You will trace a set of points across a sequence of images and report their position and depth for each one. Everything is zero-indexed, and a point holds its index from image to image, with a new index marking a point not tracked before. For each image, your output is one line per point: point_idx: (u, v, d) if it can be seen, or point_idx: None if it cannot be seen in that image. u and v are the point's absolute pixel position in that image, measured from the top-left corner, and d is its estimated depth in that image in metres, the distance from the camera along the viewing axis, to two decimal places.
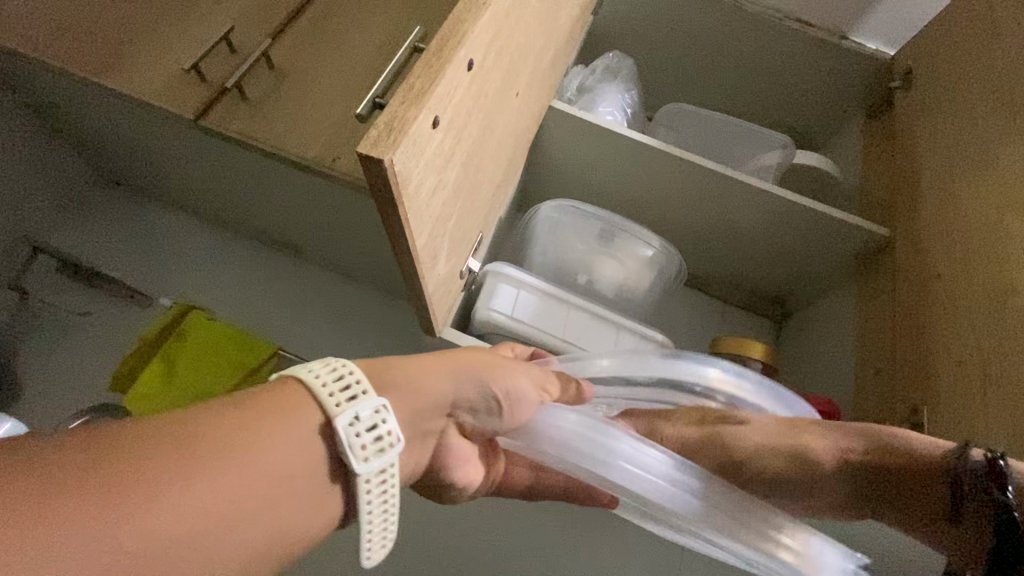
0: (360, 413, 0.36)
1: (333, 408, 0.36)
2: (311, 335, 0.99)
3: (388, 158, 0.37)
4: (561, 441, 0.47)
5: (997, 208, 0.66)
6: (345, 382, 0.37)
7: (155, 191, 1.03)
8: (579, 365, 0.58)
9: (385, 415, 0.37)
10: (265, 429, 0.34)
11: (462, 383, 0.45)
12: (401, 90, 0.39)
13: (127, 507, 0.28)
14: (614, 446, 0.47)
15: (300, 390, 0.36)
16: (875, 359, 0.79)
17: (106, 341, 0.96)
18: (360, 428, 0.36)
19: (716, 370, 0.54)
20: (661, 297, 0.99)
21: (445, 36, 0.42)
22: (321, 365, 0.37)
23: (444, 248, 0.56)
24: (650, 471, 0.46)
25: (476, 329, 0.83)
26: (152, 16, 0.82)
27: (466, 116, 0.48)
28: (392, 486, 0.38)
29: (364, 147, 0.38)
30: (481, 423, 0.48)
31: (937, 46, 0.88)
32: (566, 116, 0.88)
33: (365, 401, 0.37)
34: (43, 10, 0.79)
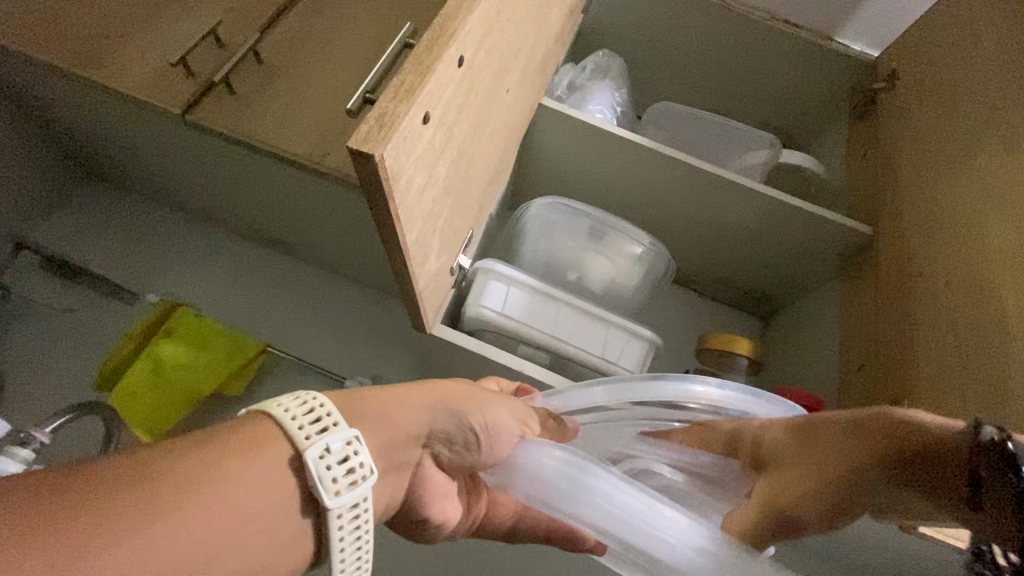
0: (331, 446, 0.36)
1: (303, 442, 0.35)
2: (301, 331, 0.99)
3: (378, 154, 0.37)
4: (543, 480, 0.45)
5: (976, 206, 0.68)
6: (315, 416, 0.36)
7: (141, 186, 1.02)
8: (565, 400, 0.56)
9: (358, 446, 0.36)
10: (233, 465, 0.33)
11: (437, 414, 0.45)
12: (392, 85, 0.39)
13: (88, 557, 0.27)
14: (599, 484, 0.43)
15: (270, 425, 0.36)
16: (857, 355, 0.81)
17: (93, 339, 0.95)
18: (331, 460, 0.35)
19: (703, 385, 0.52)
20: (650, 294, 0.99)
21: (435, 32, 0.42)
22: (291, 400, 0.37)
23: (434, 245, 0.56)
24: (634, 518, 0.41)
25: (466, 325, 0.83)
26: (139, 8, 0.81)
27: (456, 113, 0.48)
28: (365, 521, 0.37)
29: (354, 143, 0.38)
30: (456, 454, 0.49)
31: (920, 48, 0.90)
32: (556, 114, 0.88)
33: (336, 434, 0.36)
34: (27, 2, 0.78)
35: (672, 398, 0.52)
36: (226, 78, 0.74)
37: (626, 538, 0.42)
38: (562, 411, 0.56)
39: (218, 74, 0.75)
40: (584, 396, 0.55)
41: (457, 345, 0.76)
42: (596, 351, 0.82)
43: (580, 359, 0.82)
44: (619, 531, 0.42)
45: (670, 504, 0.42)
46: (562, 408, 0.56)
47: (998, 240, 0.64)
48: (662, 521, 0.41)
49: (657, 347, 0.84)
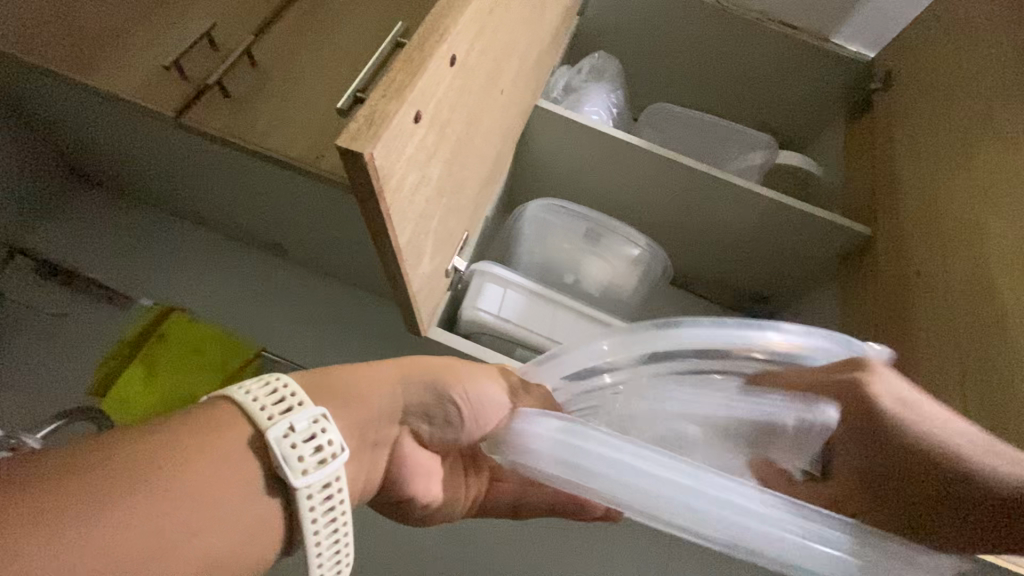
0: (295, 424, 0.37)
1: (266, 421, 0.36)
2: (296, 335, 0.98)
3: (367, 153, 0.36)
4: (541, 455, 0.42)
5: (974, 206, 0.68)
6: (279, 396, 0.37)
7: (136, 191, 1.01)
8: (569, 360, 0.51)
9: (325, 424, 0.37)
10: (198, 444, 0.34)
11: (410, 389, 0.46)
12: (382, 83, 0.39)
13: (61, 531, 0.28)
14: (600, 448, 0.42)
15: (232, 408, 0.37)
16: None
17: (85, 344, 0.94)
18: (297, 439, 0.36)
19: (774, 333, 0.51)
20: (647, 296, 0.99)
21: (427, 31, 0.42)
22: (255, 383, 0.38)
23: (428, 246, 0.55)
24: (641, 481, 0.41)
25: (462, 329, 0.83)
26: (133, 12, 0.81)
27: (448, 112, 0.48)
28: (339, 502, 0.38)
29: (344, 141, 0.37)
30: (437, 431, 0.49)
31: (917, 49, 0.90)
32: (552, 115, 0.88)
33: (301, 413, 0.37)
34: (22, 6, 0.78)
35: (743, 340, 0.50)
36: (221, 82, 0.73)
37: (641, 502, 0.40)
38: (567, 369, 0.51)
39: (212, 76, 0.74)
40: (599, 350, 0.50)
41: (453, 348, 0.76)
42: None
43: None
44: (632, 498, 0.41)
45: (685, 464, 0.42)
46: (566, 367, 0.51)
47: (997, 240, 0.63)
48: (689, 481, 0.41)
49: None
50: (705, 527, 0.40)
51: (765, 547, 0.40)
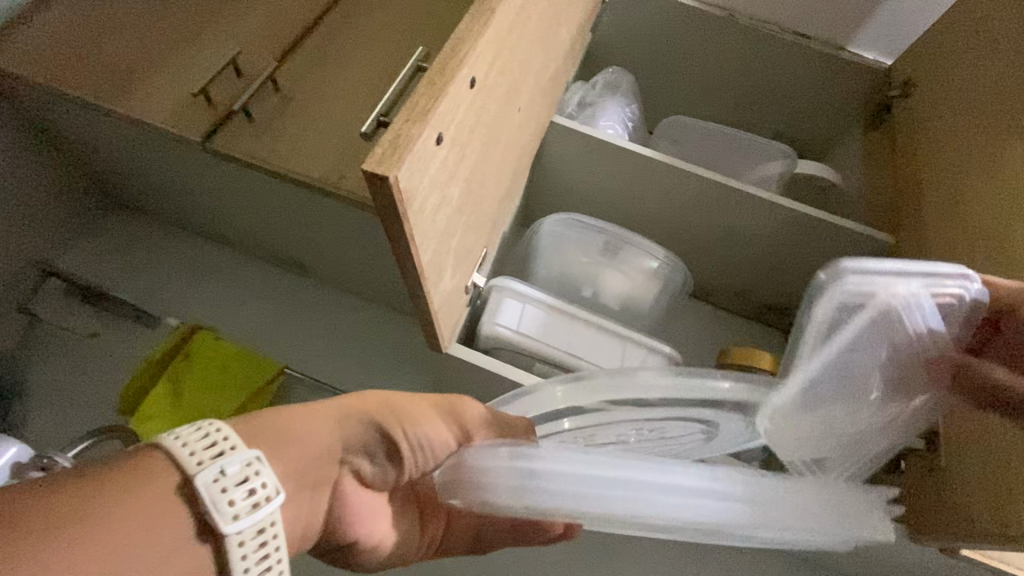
0: (226, 469, 0.35)
1: (194, 466, 0.35)
2: (317, 352, 0.99)
3: (392, 175, 0.37)
4: (494, 487, 0.40)
5: (998, 211, 0.66)
6: (211, 440, 0.36)
7: (164, 214, 1.05)
8: (530, 401, 0.55)
9: (258, 467, 0.36)
10: (121, 490, 0.33)
11: (351, 429, 0.47)
12: (406, 106, 0.40)
13: None
14: (553, 465, 0.40)
15: (160, 453, 0.35)
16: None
17: (114, 363, 0.96)
18: (229, 483, 0.35)
19: (723, 381, 0.54)
20: (666, 309, 0.98)
21: (447, 55, 0.43)
22: (186, 428, 0.36)
23: (449, 264, 0.56)
24: (600, 490, 0.40)
25: (481, 345, 0.83)
26: (162, 43, 0.84)
27: (468, 132, 0.48)
28: (273, 549, 0.36)
29: (369, 164, 0.38)
30: (379, 470, 0.50)
31: (935, 55, 0.89)
32: (568, 131, 0.89)
33: (234, 457, 0.36)
34: (60, 42, 0.82)
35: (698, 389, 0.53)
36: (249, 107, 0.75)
37: (609, 508, 0.40)
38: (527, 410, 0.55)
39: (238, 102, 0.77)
40: (546, 396, 0.54)
41: (472, 365, 0.75)
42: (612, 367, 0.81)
43: None
44: (595, 506, 0.40)
45: (639, 463, 0.41)
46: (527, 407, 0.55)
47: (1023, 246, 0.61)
48: (642, 477, 0.40)
49: (677, 362, 0.83)
50: (672, 514, 0.41)
51: (724, 521, 0.42)
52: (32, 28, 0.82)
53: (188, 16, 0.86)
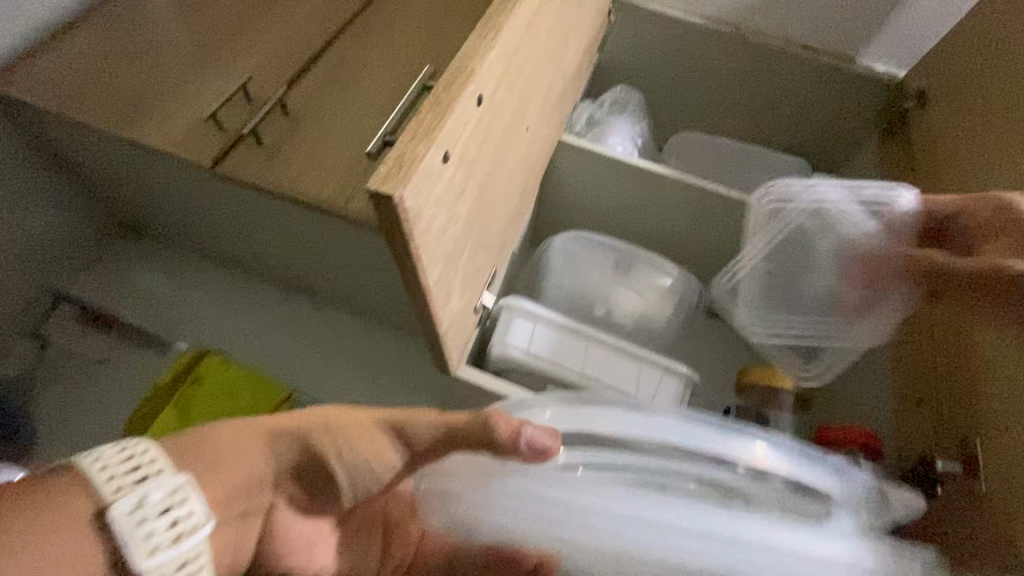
0: (146, 496, 0.44)
1: (115, 493, 0.43)
2: (325, 375, 0.98)
3: (397, 193, 0.36)
4: (460, 497, 0.58)
5: None
6: (135, 466, 0.45)
7: (175, 239, 1.05)
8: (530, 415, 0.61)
9: (178, 494, 0.45)
10: (48, 515, 0.42)
11: (278, 451, 0.52)
12: (410, 125, 0.39)
13: None
14: (503, 485, 0.57)
15: (84, 482, 0.43)
16: (912, 385, 0.75)
17: (123, 389, 0.95)
18: (149, 511, 0.43)
19: (757, 448, 0.60)
20: (681, 327, 0.95)
21: (452, 73, 0.42)
22: (111, 449, 0.45)
23: (457, 284, 0.54)
24: (530, 503, 0.56)
25: (492, 367, 0.81)
26: (173, 70, 0.85)
27: (476, 150, 0.47)
28: (194, 563, 0.45)
29: (374, 183, 0.36)
30: (314, 496, 0.54)
31: (949, 66, 0.88)
32: (576, 149, 0.89)
33: (154, 484, 0.44)
34: (75, 72, 0.83)
35: (732, 452, 0.60)
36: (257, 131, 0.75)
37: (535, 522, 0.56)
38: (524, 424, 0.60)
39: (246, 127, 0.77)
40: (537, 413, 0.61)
41: (484, 388, 0.73)
42: (629, 389, 0.78)
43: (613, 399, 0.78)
44: (528, 518, 0.56)
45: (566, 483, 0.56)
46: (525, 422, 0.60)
47: None
48: (563, 498, 0.55)
49: (694, 382, 0.80)
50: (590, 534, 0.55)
51: (633, 548, 0.54)
52: (48, 60, 0.84)
53: (200, 45, 0.88)
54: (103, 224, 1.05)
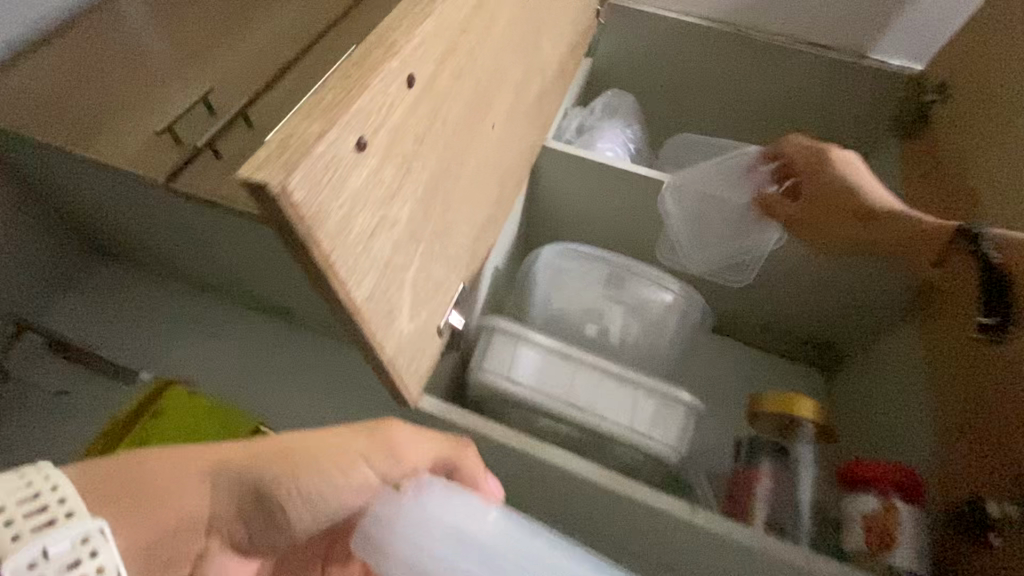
0: (50, 549, 0.31)
1: (7, 544, 0.30)
2: (298, 406, 0.91)
3: (280, 182, 0.28)
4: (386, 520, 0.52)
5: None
6: (37, 504, 0.32)
7: (151, 263, 0.99)
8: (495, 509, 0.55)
9: (95, 546, 0.32)
10: None
11: (220, 495, 0.48)
12: (309, 102, 0.31)
13: None
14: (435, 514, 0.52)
15: None
16: (956, 414, 0.65)
17: (85, 425, 0.88)
18: (51, 571, 0.30)
19: None
20: (684, 348, 0.86)
21: (371, 45, 0.35)
22: (5, 481, 0.32)
23: (403, 303, 0.46)
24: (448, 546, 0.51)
25: (473, 394, 0.73)
26: (134, 82, 0.80)
27: (413, 142, 0.40)
28: None
29: (247, 171, 0.28)
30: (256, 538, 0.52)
31: (974, 52, 0.79)
32: (562, 155, 0.82)
33: (63, 532, 0.32)
34: (32, 86, 0.78)
35: None
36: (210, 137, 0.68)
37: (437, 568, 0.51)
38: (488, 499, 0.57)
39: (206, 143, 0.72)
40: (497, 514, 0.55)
41: (453, 423, 0.62)
42: (624, 419, 0.68)
43: (605, 432, 0.68)
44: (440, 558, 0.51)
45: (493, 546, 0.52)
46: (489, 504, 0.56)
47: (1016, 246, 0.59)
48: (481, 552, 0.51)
49: (699, 411, 0.70)
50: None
51: None
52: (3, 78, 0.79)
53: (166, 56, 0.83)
54: (77, 249, 0.99)
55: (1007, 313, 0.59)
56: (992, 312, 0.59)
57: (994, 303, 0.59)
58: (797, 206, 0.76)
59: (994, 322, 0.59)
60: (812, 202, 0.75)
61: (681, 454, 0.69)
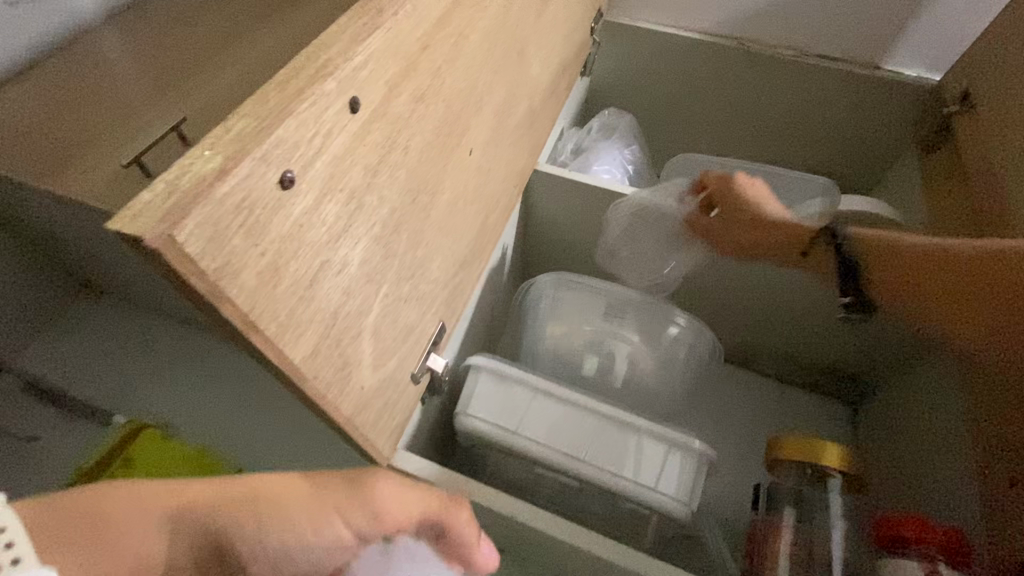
0: None
1: None
2: (286, 455, 0.79)
3: (165, 232, 0.24)
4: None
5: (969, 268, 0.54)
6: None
7: (136, 297, 0.88)
8: None
9: None
10: None
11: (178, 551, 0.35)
12: (215, 134, 0.27)
13: None
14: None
15: None
16: (995, 455, 0.56)
17: (52, 479, 0.75)
18: None
19: None
20: (697, 382, 0.79)
21: (301, 66, 0.30)
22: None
23: (364, 353, 0.41)
24: None
25: (461, 440, 0.67)
26: (111, 103, 0.69)
27: (365, 175, 0.35)
28: None
29: (125, 220, 0.24)
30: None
31: (999, 58, 0.73)
32: (555, 179, 0.77)
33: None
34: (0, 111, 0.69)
35: None
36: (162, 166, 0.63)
37: None
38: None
39: (153, 159, 0.62)
40: None
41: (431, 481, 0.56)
42: (624, 471, 0.61)
43: (603, 485, 0.61)
44: None
45: None
46: None
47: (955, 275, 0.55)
48: None
49: (711, 458, 0.62)
50: None
51: None
52: None
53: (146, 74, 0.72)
54: (61, 283, 0.87)
55: (862, 291, 0.63)
56: (849, 293, 0.62)
57: (851, 287, 0.62)
58: (703, 221, 0.72)
59: (853, 301, 0.63)
60: (724, 216, 0.70)
61: (693, 510, 0.60)
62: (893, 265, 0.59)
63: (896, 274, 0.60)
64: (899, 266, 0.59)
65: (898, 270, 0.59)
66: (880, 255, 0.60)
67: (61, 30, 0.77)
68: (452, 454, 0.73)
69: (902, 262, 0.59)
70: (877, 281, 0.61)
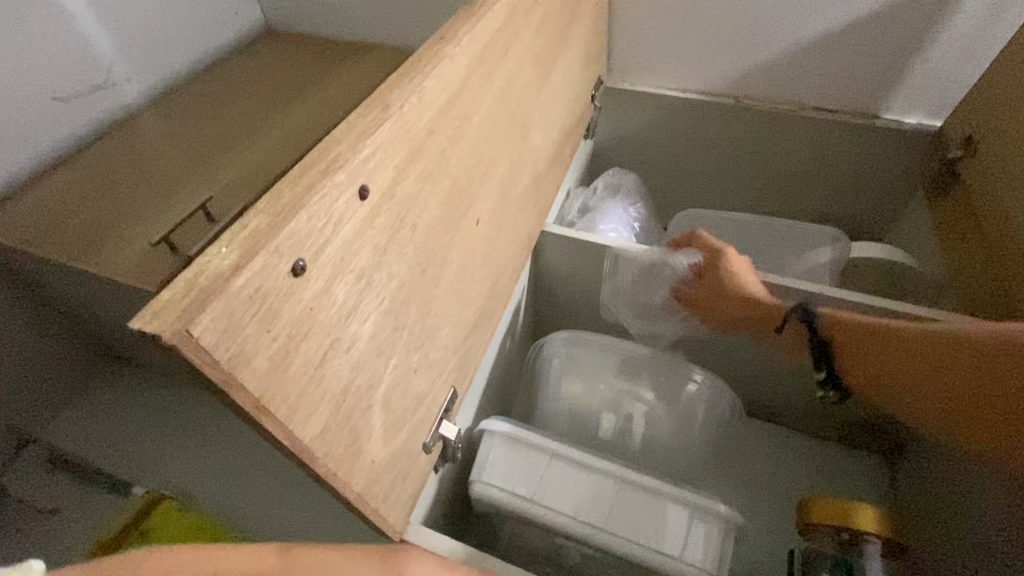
0: None
1: None
2: (299, 524, 0.77)
3: (182, 329, 0.25)
4: None
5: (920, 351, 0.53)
6: None
7: (158, 365, 0.90)
8: None
9: None
10: None
11: None
12: (231, 232, 0.29)
13: None
14: None
15: None
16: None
17: (71, 552, 0.75)
18: None
19: None
20: (719, 438, 0.77)
21: (310, 162, 0.33)
22: None
23: (375, 427, 0.41)
24: None
25: (477, 508, 0.65)
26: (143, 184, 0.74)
27: (375, 254, 0.37)
28: None
29: (147, 318, 0.25)
30: None
31: (995, 106, 0.74)
32: (563, 239, 0.78)
33: None
34: (41, 195, 0.74)
35: None
36: (190, 242, 0.67)
37: None
38: None
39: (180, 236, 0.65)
40: None
41: None
42: (650, 540, 0.58)
43: (627, 554, 0.58)
44: None
45: None
46: None
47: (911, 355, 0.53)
48: None
49: (739, 524, 0.59)
50: None
51: None
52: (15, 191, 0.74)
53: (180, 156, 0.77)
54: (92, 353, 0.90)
55: (833, 370, 0.60)
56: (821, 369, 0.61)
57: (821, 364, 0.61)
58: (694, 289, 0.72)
59: (826, 376, 0.61)
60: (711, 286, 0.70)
61: None
62: (863, 347, 0.57)
63: (865, 355, 0.57)
64: (868, 349, 0.57)
65: (867, 354, 0.57)
66: (849, 339, 0.59)
67: (103, 118, 0.83)
68: (468, 522, 0.72)
69: (870, 347, 0.57)
70: (847, 356, 0.59)
